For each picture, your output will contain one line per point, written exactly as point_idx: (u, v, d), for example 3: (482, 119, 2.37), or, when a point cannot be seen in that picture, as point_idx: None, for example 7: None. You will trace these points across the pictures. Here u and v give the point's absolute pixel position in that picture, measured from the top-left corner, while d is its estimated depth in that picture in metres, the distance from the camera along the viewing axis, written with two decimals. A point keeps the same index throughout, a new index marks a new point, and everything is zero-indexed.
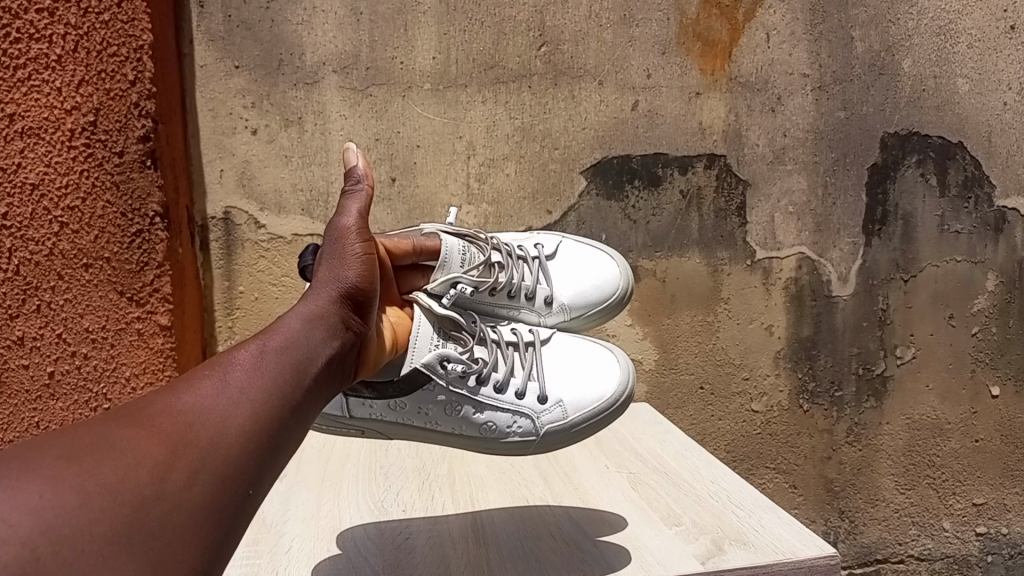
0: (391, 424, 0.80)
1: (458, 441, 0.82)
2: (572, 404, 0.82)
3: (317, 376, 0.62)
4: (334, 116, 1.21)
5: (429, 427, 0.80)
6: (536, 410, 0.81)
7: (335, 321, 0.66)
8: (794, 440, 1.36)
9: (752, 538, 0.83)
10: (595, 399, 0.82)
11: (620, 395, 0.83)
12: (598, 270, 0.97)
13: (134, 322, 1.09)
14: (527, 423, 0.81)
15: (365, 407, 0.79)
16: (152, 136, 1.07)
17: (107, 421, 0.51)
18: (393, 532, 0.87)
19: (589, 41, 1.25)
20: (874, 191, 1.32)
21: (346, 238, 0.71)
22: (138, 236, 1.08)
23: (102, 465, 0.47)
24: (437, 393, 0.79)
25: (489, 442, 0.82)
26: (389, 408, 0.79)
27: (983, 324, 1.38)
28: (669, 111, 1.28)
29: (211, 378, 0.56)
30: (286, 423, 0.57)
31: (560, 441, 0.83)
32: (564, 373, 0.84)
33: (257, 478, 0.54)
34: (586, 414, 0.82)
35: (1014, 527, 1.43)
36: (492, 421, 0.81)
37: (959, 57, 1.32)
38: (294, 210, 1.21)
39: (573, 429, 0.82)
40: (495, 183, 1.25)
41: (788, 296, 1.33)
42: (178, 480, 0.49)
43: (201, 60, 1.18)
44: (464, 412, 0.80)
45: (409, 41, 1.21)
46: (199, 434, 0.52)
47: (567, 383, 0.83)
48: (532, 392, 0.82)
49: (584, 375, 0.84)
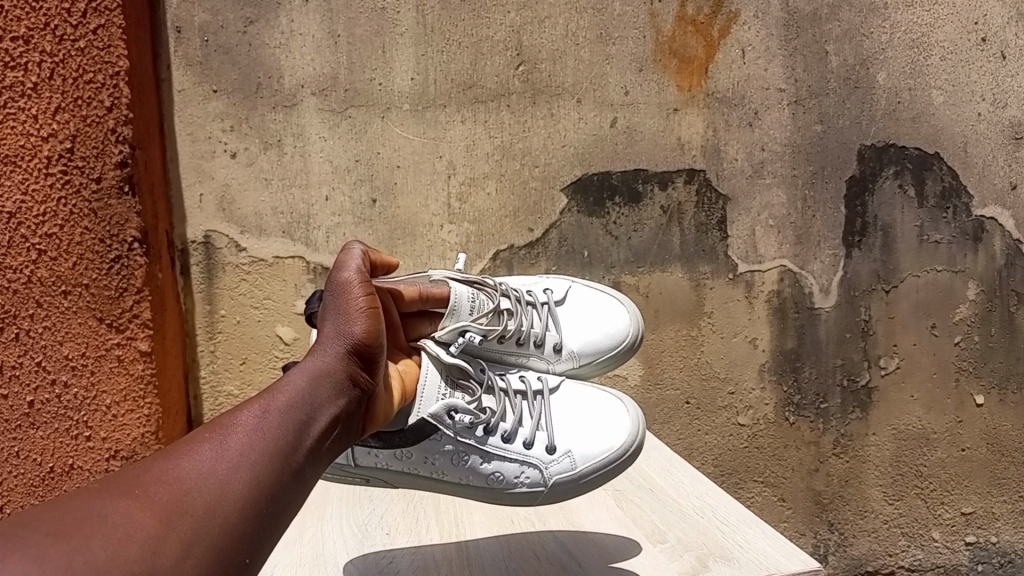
0: (397, 473, 0.79)
1: (465, 491, 0.81)
2: (579, 456, 0.81)
3: (322, 431, 0.61)
4: (313, 137, 1.21)
5: (436, 477, 0.79)
6: (543, 461, 0.81)
7: (341, 378, 0.65)
8: (781, 452, 1.36)
9: (736, 554, 0.84)
10: (605, 449, 0.81)
11: (630, 446, 0.82)
12: (608, 316, 0.96)
13: (114, 348, 1.09)
14: (535, 473, 0.81)
15: (372, 456, 0.78)
16: (130, 161, 1.07)
17: (102, 492, 0.50)
18: (377, 556, 0.87)
19: (567, 59, 1.26)
20: (853, 203, 1.33)
21: (350, 290, 0.69)
22: (117, 262, 1.08)
23: (91, 541, 0.46)
24: (444, 444, 0.79)
25: (496, 493, 0.81)
26: (395, 457, 0.78)
27: (966, 333, 1.39)
28: (647, 127, 1.28)
29: (210, 442, 0.55)
30: (287, 487, 0.57)
31: (569, 492, 0.82)
32: (572, 423, 0.84)
33: (255, 545, 0.53)
34: (596, 465, 0.81)
35: (1003, 535, 1.44)
36: (499, 473, 0.80)
37: (932, 69, 1.33)
38: (275, 232, 1.21)
39: (582, 480, 0.81)
40: (476, 202, 1.25)
41: (772, 309, 1.33)
42: (170, 554, 0.48)
43: (180, 85, 1.18)
44: (471, 463, 0.80)
45: (387, 61, 1.21)
46: (193, 504, 0.51)
47: (576, 434, 0.82)
48: (540, 442, 0.82)
49: (593, 427, 0.83)
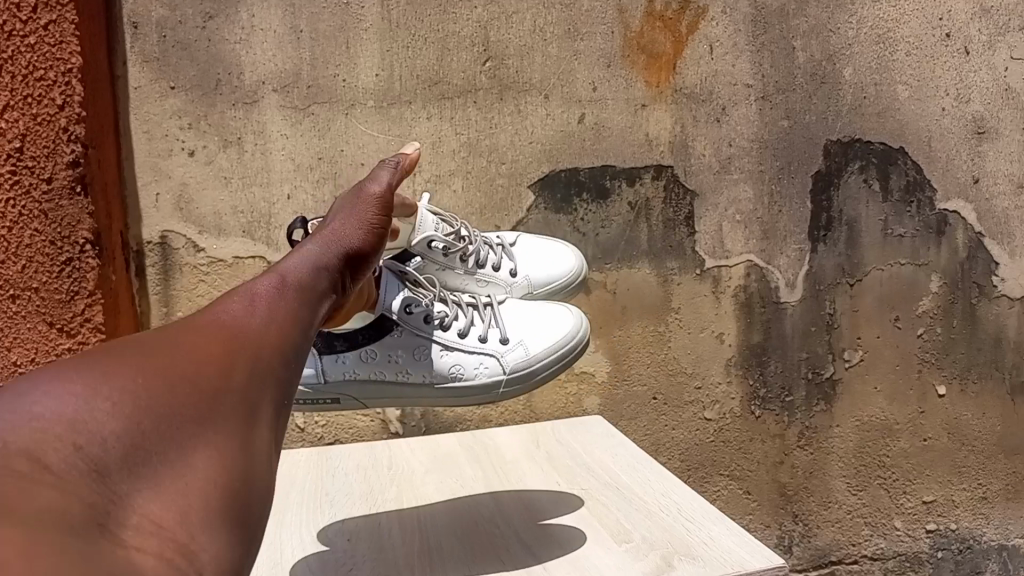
0: (363, 380, 0.84)
1: (429, 392, 0.85)
2: (532, 344, 0.85)
3: (316, 308, 0.64)
4: (274, 135, 1.18)
5: (401, 378, 0.84)
6: (499, 350, 0.85)
7: (343, 272, 0.70)
8: (747, 446, 1.38)
9: (701, 551, 0.85)
10: (554, 339, 0.86)
11: (575, 334, 0.87)
12: (554, 251, 1.01)
13: (66, 354, 1.06)
14: (492, 363, 0.85)
15: (336, 359, 0.83)
16: (82, 161, 1.04)
17: (148, 334, 0.51)
18: (338, 565, 0.87)
19: (534, 55, 1.24)
20: (819, 198, 1.34)
21: (360, 203, 0.76)
22: (68, 265, 1.05)
23: (156, 366, 0.47)
24: (403, 339, 0.84)
25: (458, 387, 0.85)
26: (359, 360, 0.83)
27: (928, 325, 1.41)
28: (615, 123, 1.27)
29: (238, 302, 0.58)
30: (307, 349, 0.60)
31: (527, 382, 0.85)
32: (523, 317, 0.88)
33: (289, 392, 0.56)
34: (547, 352, 0.85)
35: (963, 522, 1.47)
36: (458, 365, 0.84)
37: (898, 64, 1.34)
38: (235, 232, 1.19)
39: (537, 369, 0.85)
40: (442, 200, 1.24)
41: (738, 304, 1.34)
42: (226, 386, 0.50)
43: (135, 81, 1.14)
44: (434, 356, 0.84)
45: (350, 57, 1.19)
46: (237, 347, 0.53)
47: (527, 326, 0.86)
48: (494, 335, 0.86)
49: (542, 320, 0.87)
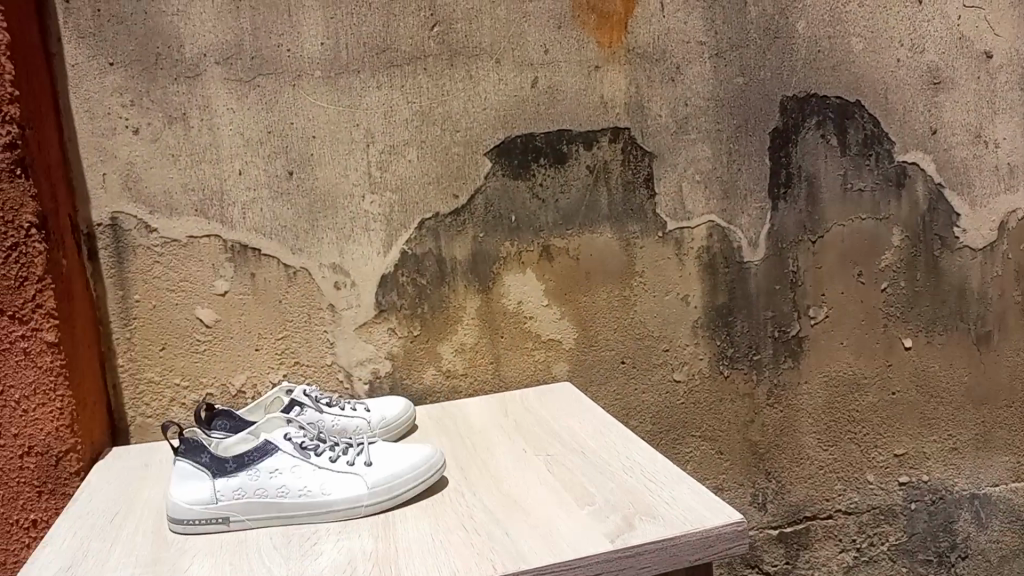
0: (251, 503, 0.89)
1: (307, 513, 0.89)
2: (395, 467, 0.92)
3: None
4: (220, 110, 1.16)
5: (283, 496, 0.89)
6: (365, 472, 0.91)
7: None
8: (717, 406, 1.38)
9: (662, 511, 0.85)
10: (416, 461, 0.93)
11: (436, 456, 0.95)
12: (391, 401, 1.13)
13: (19, 341, 1.04)
14: (357, 483, 0.90)
15: (229, 482, 0.89)
16: (20, 142, 1.01)
17: None
18: (300, 539, 0.86)
19: (483, 18, 1.22)
20: (777, 155, 1.33)
21: None
22: (14, 250, 1.02)
23: None
24: (284, 460, 0.91)
25: (329, 505, 0.89)
26: (248, 480, 0.89)
27: (892, 279, 1.41)
28: (569, 86, 1.26)
29: None
30: None
31: (389, 503, 0.91)
32: (389, 447, 0.96)
33: None
34: (406, 470, 0.92)
35: (934, 474, 1.48)
36: (327, 489, 0.90)
37: (851, 16, 1.33)
38: (187, 211, 1.16)
39: (397, 487, 0.91)
40: (397, 170, 1.22)
41: (702, 265, 1.34)
42: None
43: (72, 59, 1.11)
44: (305, 492, 0.89)
45: (294, 27, 1.16)
46: None
47: (392, 453, 0.94)
48: (362, 458, 0.93)
49: (405, 449, 0.95)
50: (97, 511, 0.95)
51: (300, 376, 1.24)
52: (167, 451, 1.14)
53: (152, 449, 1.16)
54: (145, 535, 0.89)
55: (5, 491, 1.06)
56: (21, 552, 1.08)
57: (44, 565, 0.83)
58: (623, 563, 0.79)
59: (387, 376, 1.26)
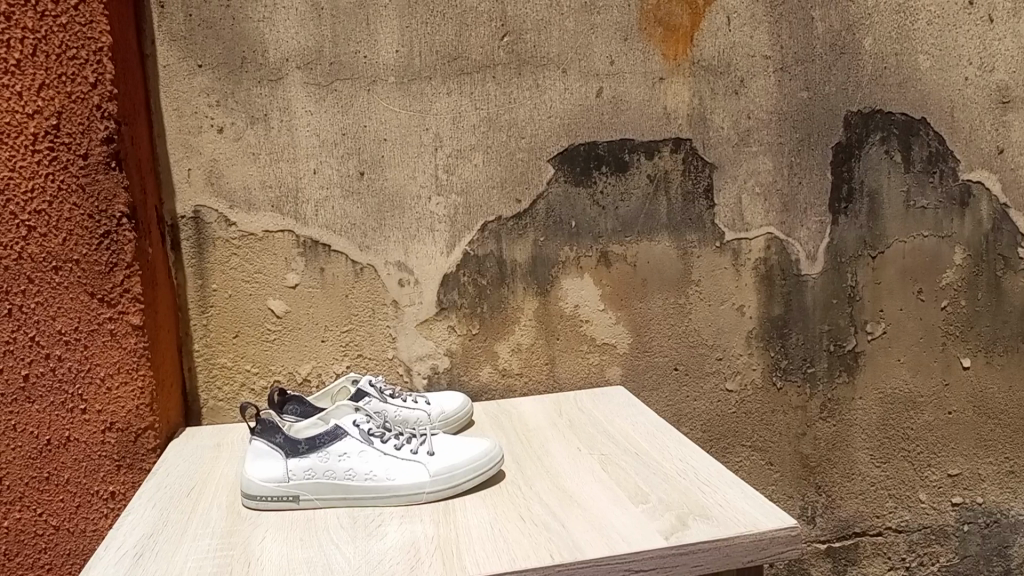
0: (319, 483, 0.94)
1: (371, 497, 0.94)
2: (456, 457, 0.96)
3: None
4: (299, 112, 1.21)
5: (349, 479, 0.94)
6: (428, 460, 0.95)
7: None
8: (769, 417, 1.38)
9: (715, 512, 0.87)
10: (476, 452, 0.97)
11: (496, 449, 0.99)
12: (450, 396, 1.17)
13: (107, 323, 1.10)
14: (420, 470, 0.94)
15: (300, 462, 0.94)
16: (116, 137, 1.08)
17: None
18: (366, 521, 0.91)
19: (551, 29, 1.26)
20: (839, 169, 1.34)
21: None
22: (106, 237, 1.09)
23: None
24: (352, 446, 0.95)
25: (391, 490, 0.93)
26: (318, 461, 0.94)
27: (952, 297, 1.40)
28: (633, 96, 1.29)
29: None
30: None
31: (449, 491, 0.94)
32: (451, 439, 1.00)
33: None
34: (466, 460, 0.95)
35: (989, 496, 1.46)
36: (391, 474, 0.94)
37: (919, 33, 1.33)
38: (264, 207, 1.22)
39: (457, 475, 0.94)
40: (463, 174, 1.26)
41: (758, 276, 1.35)
42: None
43: (164, 60, 1.18)
44: (370, 477, 0.94)
45: (371, 34, 1.21)
46: None
47: (454, 444, 0.98)
48: (425, 448, 0.97)
49: (466, 441, 0.99)
50: (176, 483, 1.02)
51: (363, 369, 1.28)
52: (238, 434, 1.21)
53: (226, 430, 1.23)
54: (220, 508, 0.95)
55: (87, 464, 1.12)
56: (100, 522, 1.14)
57: (130, 530, 0.89)
58: (676, 561, 0.81)
59: (446, 372, 1.30)
